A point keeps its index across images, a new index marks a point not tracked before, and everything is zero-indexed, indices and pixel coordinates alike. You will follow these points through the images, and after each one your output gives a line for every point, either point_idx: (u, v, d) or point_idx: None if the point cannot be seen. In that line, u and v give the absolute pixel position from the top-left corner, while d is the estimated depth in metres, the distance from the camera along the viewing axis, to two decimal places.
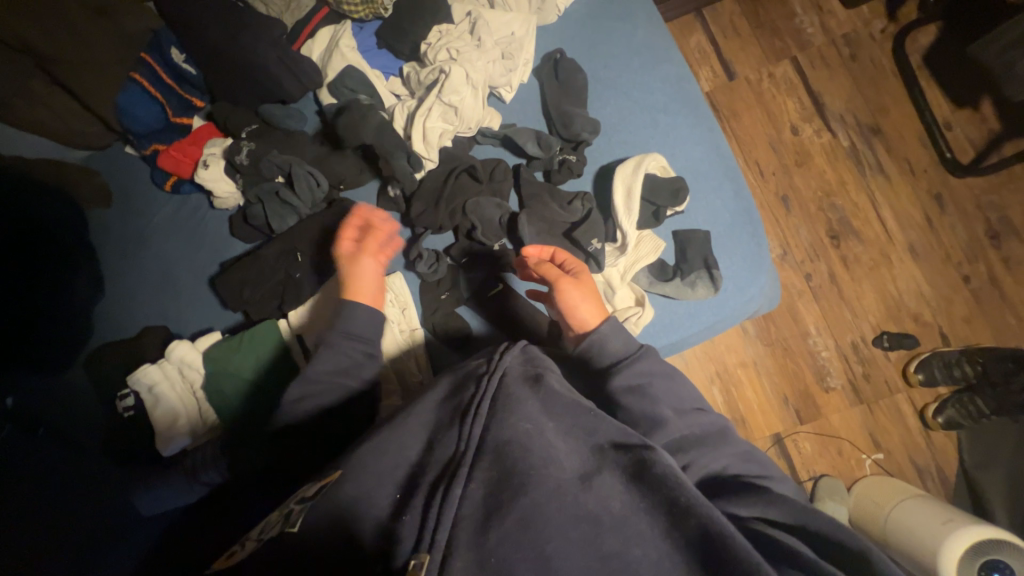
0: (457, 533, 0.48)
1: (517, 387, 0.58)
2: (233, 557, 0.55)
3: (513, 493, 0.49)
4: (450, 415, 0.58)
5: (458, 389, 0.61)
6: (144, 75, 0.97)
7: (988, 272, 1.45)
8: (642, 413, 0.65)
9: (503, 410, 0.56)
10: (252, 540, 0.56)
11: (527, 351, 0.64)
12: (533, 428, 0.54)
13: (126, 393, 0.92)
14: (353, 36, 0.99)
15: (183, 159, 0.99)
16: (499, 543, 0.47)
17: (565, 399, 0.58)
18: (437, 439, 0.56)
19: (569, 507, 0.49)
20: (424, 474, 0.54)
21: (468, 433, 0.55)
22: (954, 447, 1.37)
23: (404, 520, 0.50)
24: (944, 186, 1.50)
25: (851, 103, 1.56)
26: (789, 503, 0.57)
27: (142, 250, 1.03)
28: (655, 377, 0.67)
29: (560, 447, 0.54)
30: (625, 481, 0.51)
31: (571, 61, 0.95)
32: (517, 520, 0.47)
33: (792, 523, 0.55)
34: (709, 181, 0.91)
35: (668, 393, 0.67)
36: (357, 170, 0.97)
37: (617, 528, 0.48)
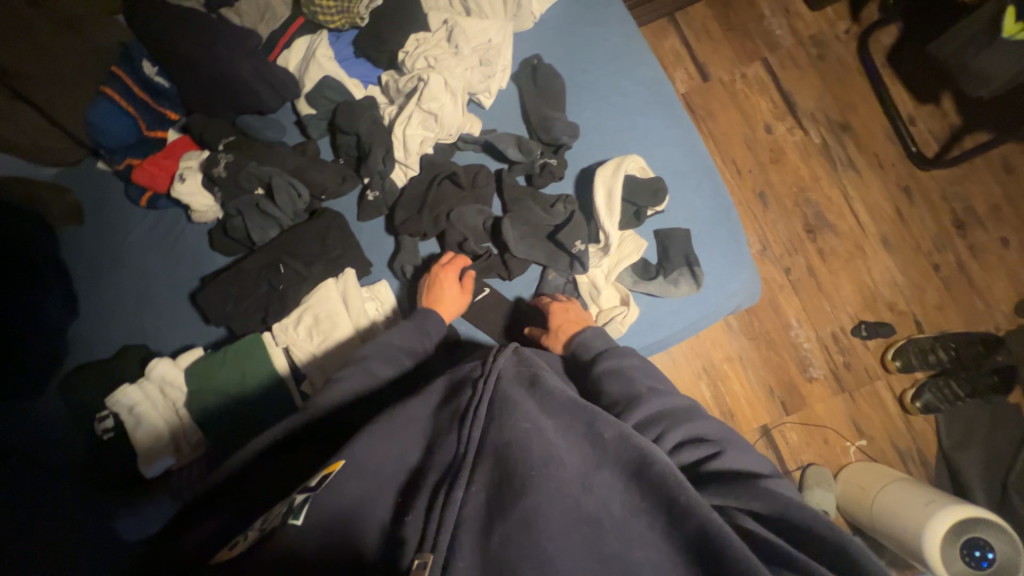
0: (461, 536, 0.48)
1: (513, 388, 0.60)
2: (237, 546, 0.53)
3: (514, 495, 0.50)
4: (448, 418, 0.59)
5: (454, 393, 0.62)
6: (115, 90, 0.94)
7: (957, 260, 1.51)
8: (623, 392, 0.68)
9: (502, 412, 0.57)
10: (256, 531, 0.53)
11: (517, 353, 0.66)
12: (533, 429, 0.55)
13: (105, 415, 0.90)
14: (329, 46, 0.98)
15: (158, 173, 0.97)
16: (503, 544, 0.47)
17: (562, 397, 0.59)
18: (437, 442, 0.57)
19: (571, 508, 0.49)
20: (425, 476, 0.54)
21: (467, 436, 0.55)
22: (933, 431, 1.41)
23: (408, 521, 0.50)
24: (911, 179, 1.56)
25: (821, 102, 1.61)
26: (769, 494, 0.55)
27: (119, 267, 1.01)
28: (633, 362, 0.72)
29: (559, 446, 0.54)
30: (624, 480, 0.52)
31: (549, 67, 0.96)
32: (519, 521, 0.48)
33: (772, 514, 0.54)
34: (688, 180, 0.93)
35: (643, 373, 0.71)
36: (339, 178, 0.96)
37: (618, 529, 0.49)
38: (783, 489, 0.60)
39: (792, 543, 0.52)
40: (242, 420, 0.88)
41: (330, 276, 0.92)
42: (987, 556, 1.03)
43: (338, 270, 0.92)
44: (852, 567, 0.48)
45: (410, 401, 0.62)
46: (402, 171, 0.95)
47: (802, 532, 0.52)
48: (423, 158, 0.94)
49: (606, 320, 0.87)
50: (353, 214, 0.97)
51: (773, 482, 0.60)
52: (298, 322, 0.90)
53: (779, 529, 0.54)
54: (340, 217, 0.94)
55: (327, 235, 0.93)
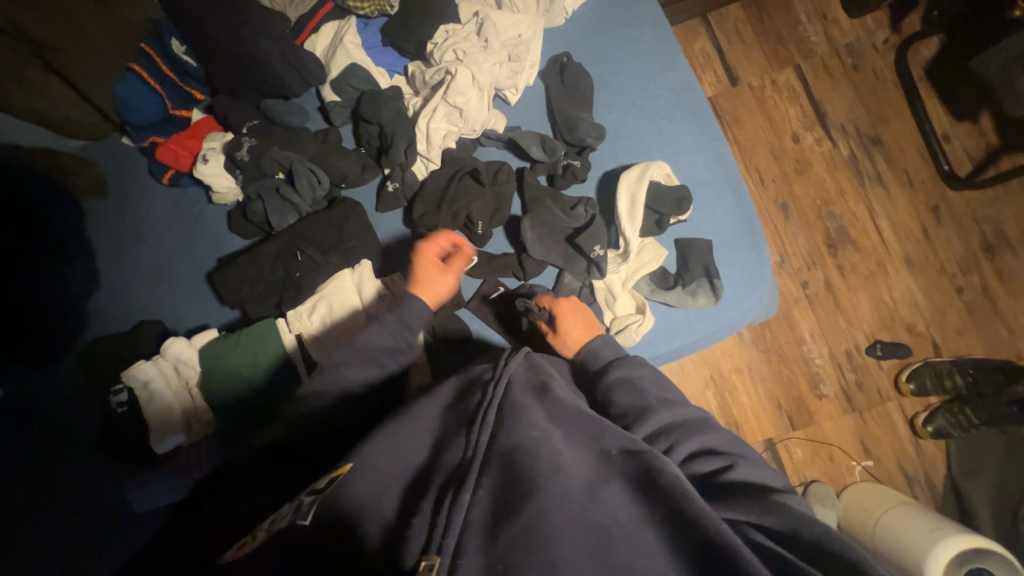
0: (467, 538, 0.47)
1: (523, 395, 0.60)
2: (245, 547, 0.54)
3: (521, 498, 0.49)
4: (457, 421, 0.59)
5: (463, 396, 0.62)
6: (144, 68, 0.95)
7: (982, 284, 1.47)
8: (634, 403, 0.67)
9: (510, 417, 0.57)
10: (264, 531, 0.55)
11: (529, 358, 0.66)
12: (541, 436, 0.55)
13: (119, 388, 0.91)
14: (357, 33, 0.97)
15: (181, 152, 0.97)
16: (508, 548, 0.46)
17: (571, 409, 0.61)
18: (445, 443, 0.57)
19: (578, 516, 0.48)
20: (433, 478, 0.54)
21: (476, 440, 0.55)
22: (942, 456, 1.39)
23: (414, 522, 0.50)
24: (940, 198, 1.52)
25: (852, 113, 1.57)
26: (784, 511, 0.53)
27: (138, 243, 1.02)
28: (644, 372, 0.71)
29: (567, 455, 0.54)
30: (632, 491, 0.51)
31: (578, 65, 0.94)
32: (525, 526, 0.47)
33: (786, 531, 0.51)
34: (712, 190, 0.91)
35: (653, 383, 0.70)
36: (359, 167, 0.95)
37: (626, 540, 0.47)
38: (796, 507, 0.57)
39: (803, 557, 0.48)
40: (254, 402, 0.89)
41: (346, 267, 0.92)
42: None
43: (354, 261, 0.92)
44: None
45: (421, 403, 0.63)
46: (423, 164, 0.95)
47: (815, 546, 0.49)
48: (445, 152, 0.93)
49: (620, 328, 0.86)
50: (371, 204, 0.96)
51: (785, 499, 0.58)
52: (312, 310, 0.90)
53: (793, 545, 0.50)
54: (359, 206, 0.93)
55: (344, 224, 0.92)
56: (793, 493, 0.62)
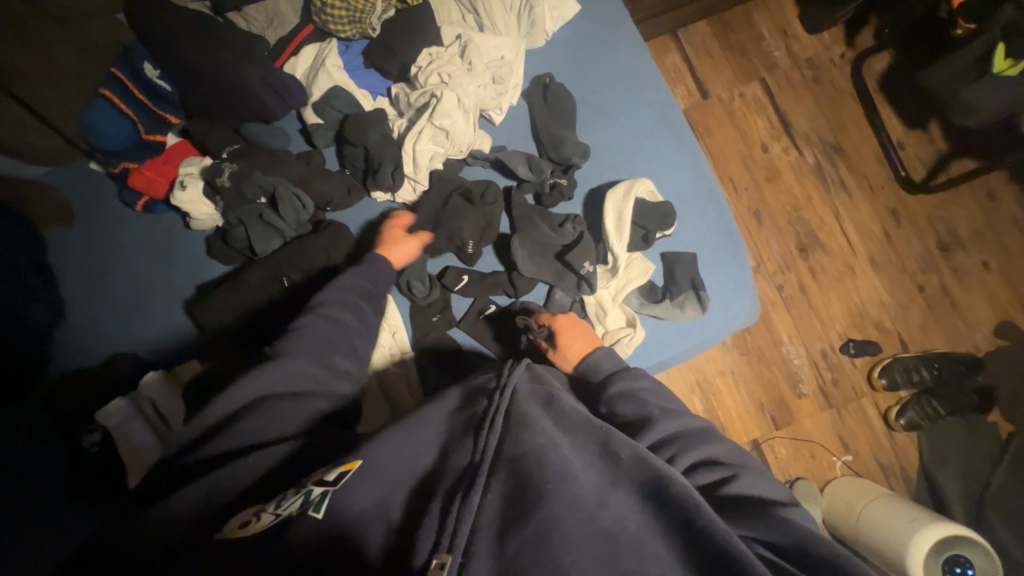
0: (477, 540, 0.49)
1: (528, 405, 0.62)
2: (251, 527, 0.51)
3: (531, 504, 0.50)
4: (464, 429, 0.60)
5: (470, 402, 0.64)
6: (112, 91, 0.92)
7: (940, 282, 1.56)
8: (635, 413, 0.69)
9: (517, 425, 0.59)
10: (271, 513, 0.53)
11: (531, 369, 0.68)
12: (548, 443, 0.57)
13: (93, 427, 0.86)
14: (339, 55, 0.96)
15: (156, 178, 0.94)
16: (518, 551, 0.47)
17: (577, 417, 0.62)
18: (452, 448, 0.59)
19: (589, 523, 0.49)
20: (440, 481, 0.55)
21: (483, 446, 0.57)
22: (915, 447, 1.46)
23: (423, 523, 0.51)
24: (899, 202, 1.61)
25: (815, 123, 1.65)
26: (785, 525, 0.55)
27: (109, 272, 0.98)
28: (644, 384, 0.72)
29: (575, 463, 0.55)
30: (639, 499, 0.53)
31: (560, 86, 0.96)
32: (535, 530, 0.48)
33: (789, 545, 0.53)
34: (694, 204, 0.94)
35: (654, 395, 0.71)
36: (344, 189, 0.94)
37: (634, 546, 0.48)
38: (799, 520, 0.59)
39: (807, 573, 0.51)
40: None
41: None
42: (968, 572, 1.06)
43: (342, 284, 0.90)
44: None
45: (427, 413, 0.63)
46: (410, 186, 0.94)
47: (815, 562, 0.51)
48: (433, 174, 0.93)
49: (612, 342, 0.87)
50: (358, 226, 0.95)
51: (789, 512, 0.60)
52: None
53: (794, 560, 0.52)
54: (344, 228, 0.92)
55: (329, 249, 0.91)
56: (796, 504, 0.64)
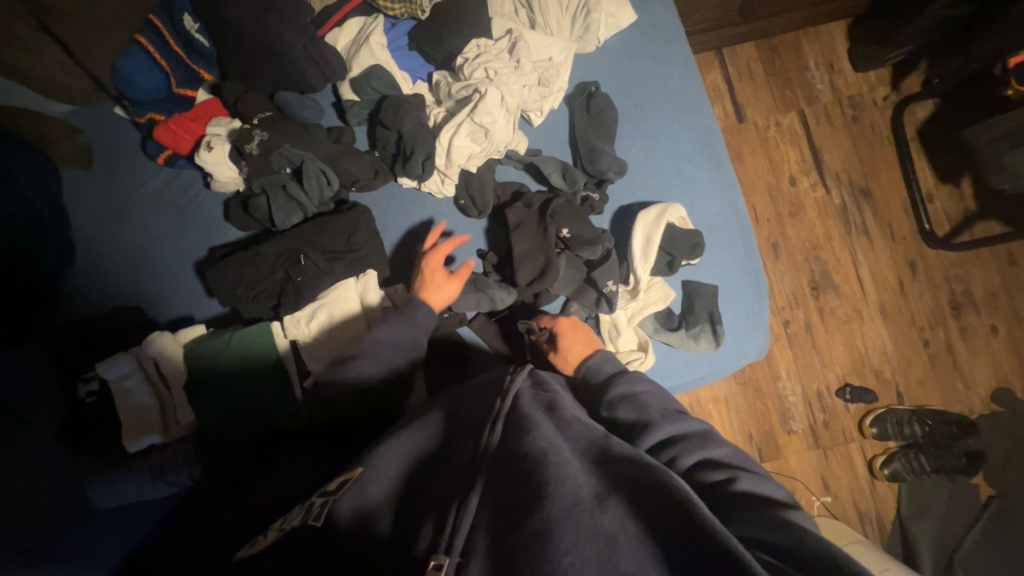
0: (477, 540, 0.51)
1: (531, 410, 0.62)
2: (259, 543, 0.58)
3: (528, 505, 0.51)
4: (466, 431, 0.62)
5: (472, 406, 0.65)
6: (148, 39, 0.88)
7: (946, 340, 1.56)
8: (636, 416, 0.67)
9: (516, 429, 0.59)
10: (276, 529, 0.59)
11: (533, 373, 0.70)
12: (549, 447, 0.56)
13: (92, 376, 0.85)
14: (384, 33, 0.93)
15: (181, 134, 0.91)
16: (514, 552, 0.48)
17: (577, 422, 0.62)
18: (456, 448, 0.61)
19: (584, 524, 0.49)
20: (443, 479, 0.58)
21: (484, 448, 0.58)
22: (894, 498, 1.47)
23: (425, 523, 0.53)
24: (918, 254, 1.60)
25: (847, 163, 1.63)
26: (781, 525, 0.53)
27: (123, 221, 0.96)
28: (644, 387, 0.71)
29: (575, 466, 0.55)
30: (637, 501, 0.51)
31: (605, 96, 0.94)
32: (532, 532, 0.49)
33: (786, 543, 0.51)
34: (722, 236, 0.92)
35: (656, 399, 0.71)
36: (371, 172, 0.92)
37: (633, 551, 0.47)
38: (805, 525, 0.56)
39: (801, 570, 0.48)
40: (240, 401, 0.84)
41: (352, 275, 0.90)
42: None
43: (359, 271, 0.90)
44: None
45: (430, 415, 0.67)
46: (439, 179, 0.91)
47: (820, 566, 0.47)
48: (463, 172, 0.92)
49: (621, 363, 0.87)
50: (383, 210, 0.94)
51: (795, 516, 0.57)
52: (311, 317, 0.87)
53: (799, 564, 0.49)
54: (368, 213, 0.90)
55: (354, 231, 0.89)
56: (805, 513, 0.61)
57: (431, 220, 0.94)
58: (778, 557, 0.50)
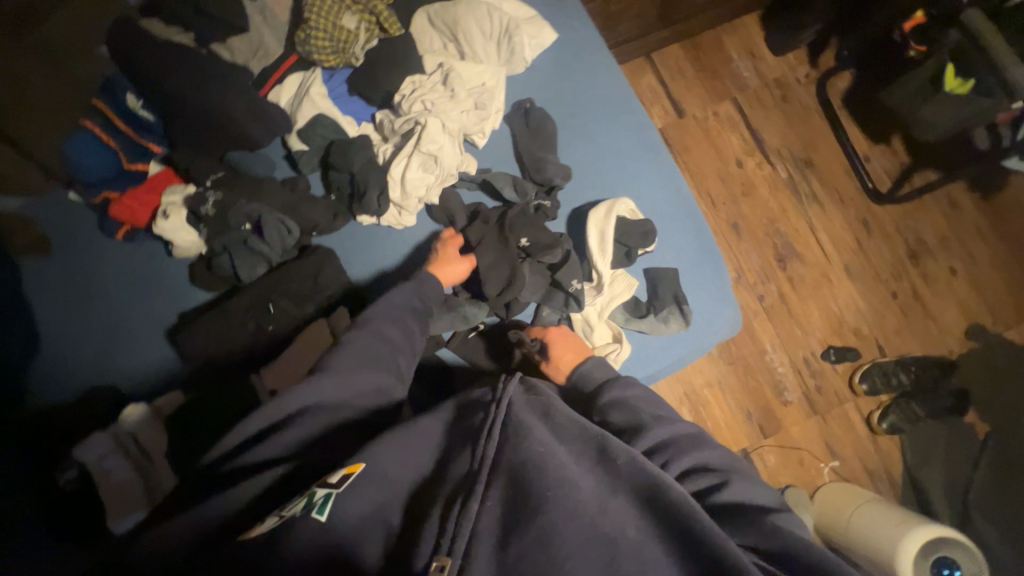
0: (478, 546, 0.50)
1: (525, 414, 0.60)
2: (256, 531, 0.52)
3: (530, 514, 0.51)
4: (461, 437, 0.60)
5: (465, 416, 0.62)
6: (96, 123, 0.91)
7: (912, 288, 1.63)
8: (627, 421, 0.70)
9: (515, 432, 0.58)
10: (274, 516, 0.54)
11: (523, 381, 0.65)
12: (547, 452, 0.56)
13: (68, 465, 0.83)
14: (323, 83, 0.98)
15: (139, 208, 0.94)
16: (518, 558, 0.49)
17: (572, 424, 0.61)
18: (451, 456, 0.59)
19: (588, 528, 0.50)
20: (441, 486, 0.56)
21: (482, 453, 0.56)
22: (898, 450, 1.49)
23: (424, 535, 0.51)
24: (869, 212, 1.68)
25: (786, 139, 1.73)
26: (773, 531, 0.56)
27: (89, 303, 0.96)
28: (635, 391, 0.74)
29: (574, 470, 0.55)
30: (637, 504, 0.54)
31: (541, 110, 1.00)
32: (535, 537, 0.50)
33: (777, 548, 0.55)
34: (674, 222, 0.97)
35: (645, 402, 0.73)
36: (330, 215, 0.95)
37: (633, 551, 0.50)
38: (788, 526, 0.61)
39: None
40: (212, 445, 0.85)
41: (321, 317, 0.90)
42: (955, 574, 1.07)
43: (330, 312, 0.91)
44: None
45: (425, 419, 0.62)
46: (398, 212, 0.95)
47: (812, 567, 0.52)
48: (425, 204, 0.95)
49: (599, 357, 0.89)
50: (347, 249, 0.96)
51: (777, 517, 0.61)
52: (287, 366, 0.85)
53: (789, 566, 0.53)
54: (333, 253, 0.93)
55: (319, 272, 0.91)
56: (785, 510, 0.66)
57: (395, 251, 0.96)
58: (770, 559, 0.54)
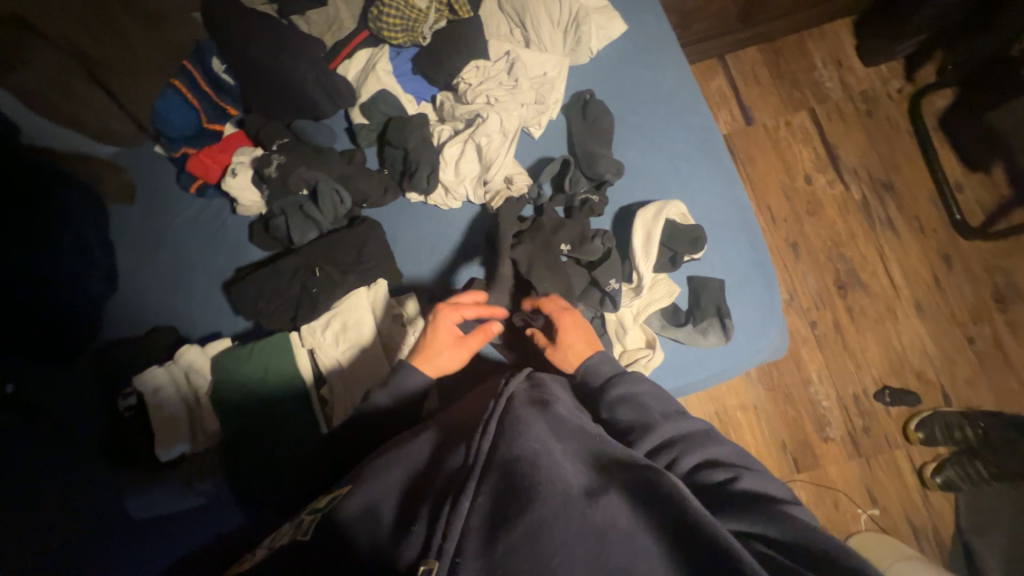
0: (466, 542, 0.52)
1: (525, 410, 0.63)
2: (246, 564, 0.61)
3: (521, 505, 0.52)
4: (458, 433, 0.63)
5: (464, 414, 0.66)
6: (184, 83, 0.98)
7: (993, 335, 1.46)
8: (636, 419, 0.70)
9: (511, 427, 0.60)
10: (265, 548, 0.62)
11: (531, 377, 0.70)
12: (541, 448, 0.58)
13: (130, 391, 0.91)
14: (389, 60, 1.01)
15: (211, 164, 1.01)
16: (506, 554, 0.50)
17: (571, 425, 0.63)
18: (447, 451, 0.61)
19: (577, 522, 0.51)
20: (433, 483, 0.58)
21: (477, 448, 0.59)
22: (951, 509, 1.36)
23: (413, 530, 0.54)
24: (952, 247, 1.52)
25: (865, 158, 1.59)
26: (787, 520, 0.55)
27: (160, 248, 1.04)
28: (645, 388, 0.72)
29: (566, 465, 0.57)
30: (631, 498, 0.54)
31: (600, 103, 0.97)
32: (524, 532, 0.51)
33: (788, 540, 0.54)
34: (727, 231, 0.92)
35: (655, 399, 0.72)
36: (381, 189, 0.98)
37: (623, 544, 0.50)
38: (801, 516, 0.60)
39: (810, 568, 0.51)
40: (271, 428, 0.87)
41: (362, 286, 0.93)
42: None
43: (370, 281, 0.94)
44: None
45: (425, 432, 0.66)
46: (444, 195, 0.96)
47: (821, 558, 0.51)
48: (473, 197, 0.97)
49: (629, 361, 0.86)
50: (393, 223, 0.99)
51: (791, 508, 0.60)
52: (326, 326, 0.92)
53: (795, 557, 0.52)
54: (378, 227, 0.95)
55: (363, 245, 0.94)
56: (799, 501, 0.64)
57: (438, 231, 0.98)
58: (777, 550, 0.54)
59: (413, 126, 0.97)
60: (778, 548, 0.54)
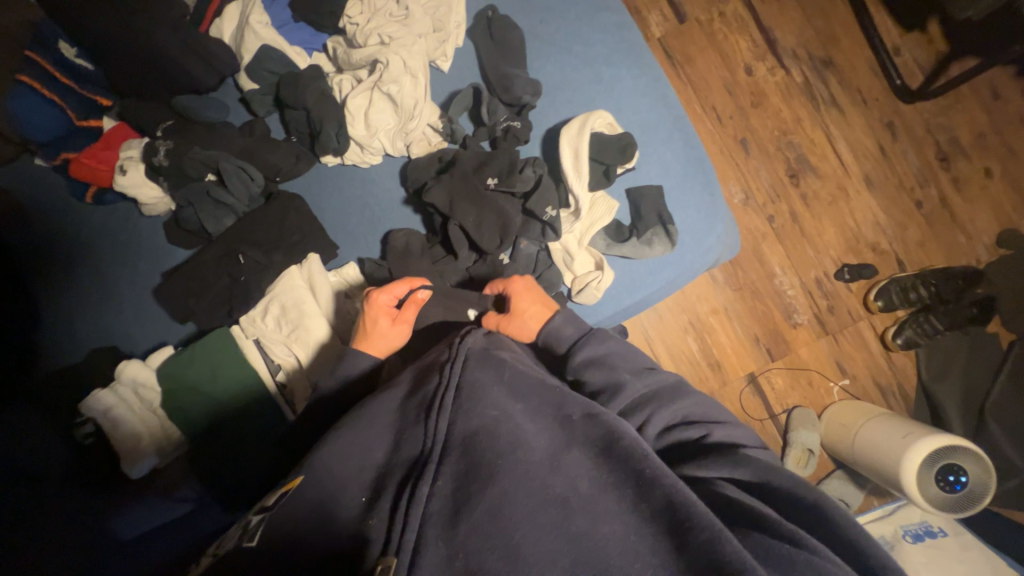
0: (427, 530, 0.47)
1: (480, 372, 0.59)
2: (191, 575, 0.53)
3: (482, 483, 0.49)
4: (416, 410, 0.58)
5: (420, 383, 0.61)
6: (33, 76, 0.86)
7: (939, 195, 1.49)
8: (605, 381, 0.68)
9: (467, 398, 0.56)
10: (212, 554, 0.53)
11: (491, 339, 0.66)
12: (501, 415, 0.55)
13: (83, 419, 0.87)
14: (264, 10, 0.91)
15: (98, 167, 0.90)
16: (469, 536, 0.46)
17: (533, 382, 0.60)
18: (404, 435, 0.56)
19: (540, 492, 0.49)
20: (391, 474, 0.54)
21: (434, 427, 0.54)
22: (913, 365, 1.44)
23: (374, 522, 0.49)
24: (895, 114, 1.51)
25: (803, 36, 1.53)
26: (753, 463, 0.58)
27: (69, 268, 0.95)
28: (611, 347, 0.71)
29: (527, 430, 0.54)
30: (593, 456, 0.53)
31: (505, 18, 0.89)
32: (486, 510, 0.48)
33: (755, 482, 0.57)
34: (658, 133, 0.89)
35: (623, 358, 0.70)
36: (292, 158, 0.90)
37: (586, 509, 0.49)
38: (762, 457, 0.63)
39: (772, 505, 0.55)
40: (238, 426, 0.85)
41: (293, 263, 0.89)
42: (961, 479, 1.07)
43: (302, 258, 0.89)
44: (816, 510, 0.52)
45: (382, 409, 0.60)
46: (360, 152, 0.90)
47: (780, 495, 0.55)
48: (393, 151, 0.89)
49: (581, 287, 0.85)
50: (314, 193, 0.93)
51: (753, 451, 0.63)
52: (265, 313, 0.88)
53: (762, 494, 0.56)
54: (298, 199, 0.90)
55: (284, 219, 0.89)
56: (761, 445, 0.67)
57: (365, 191, 0.92)
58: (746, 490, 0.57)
59: (310, 81, 0.88)
60: (744, 488, 0.57)
